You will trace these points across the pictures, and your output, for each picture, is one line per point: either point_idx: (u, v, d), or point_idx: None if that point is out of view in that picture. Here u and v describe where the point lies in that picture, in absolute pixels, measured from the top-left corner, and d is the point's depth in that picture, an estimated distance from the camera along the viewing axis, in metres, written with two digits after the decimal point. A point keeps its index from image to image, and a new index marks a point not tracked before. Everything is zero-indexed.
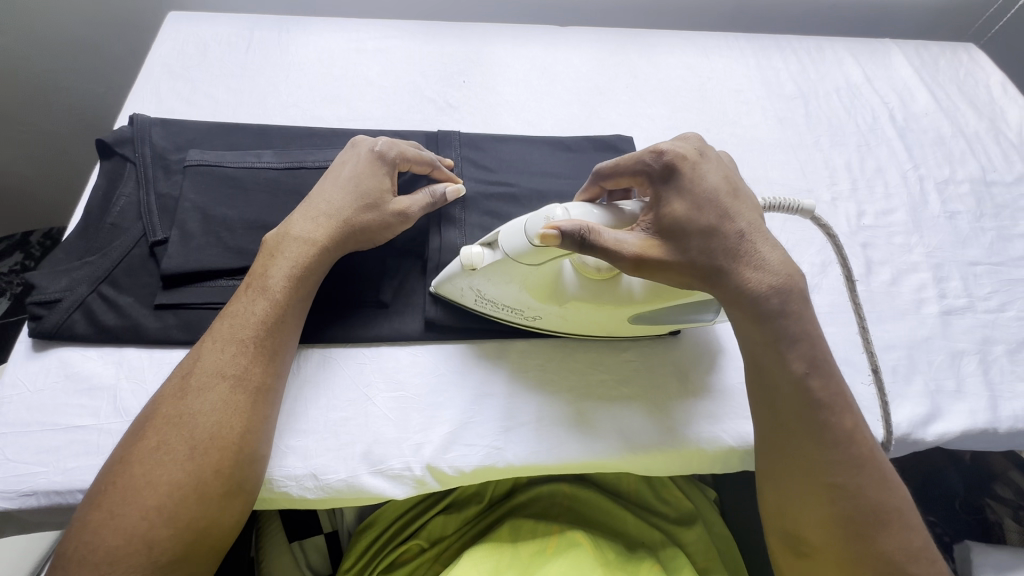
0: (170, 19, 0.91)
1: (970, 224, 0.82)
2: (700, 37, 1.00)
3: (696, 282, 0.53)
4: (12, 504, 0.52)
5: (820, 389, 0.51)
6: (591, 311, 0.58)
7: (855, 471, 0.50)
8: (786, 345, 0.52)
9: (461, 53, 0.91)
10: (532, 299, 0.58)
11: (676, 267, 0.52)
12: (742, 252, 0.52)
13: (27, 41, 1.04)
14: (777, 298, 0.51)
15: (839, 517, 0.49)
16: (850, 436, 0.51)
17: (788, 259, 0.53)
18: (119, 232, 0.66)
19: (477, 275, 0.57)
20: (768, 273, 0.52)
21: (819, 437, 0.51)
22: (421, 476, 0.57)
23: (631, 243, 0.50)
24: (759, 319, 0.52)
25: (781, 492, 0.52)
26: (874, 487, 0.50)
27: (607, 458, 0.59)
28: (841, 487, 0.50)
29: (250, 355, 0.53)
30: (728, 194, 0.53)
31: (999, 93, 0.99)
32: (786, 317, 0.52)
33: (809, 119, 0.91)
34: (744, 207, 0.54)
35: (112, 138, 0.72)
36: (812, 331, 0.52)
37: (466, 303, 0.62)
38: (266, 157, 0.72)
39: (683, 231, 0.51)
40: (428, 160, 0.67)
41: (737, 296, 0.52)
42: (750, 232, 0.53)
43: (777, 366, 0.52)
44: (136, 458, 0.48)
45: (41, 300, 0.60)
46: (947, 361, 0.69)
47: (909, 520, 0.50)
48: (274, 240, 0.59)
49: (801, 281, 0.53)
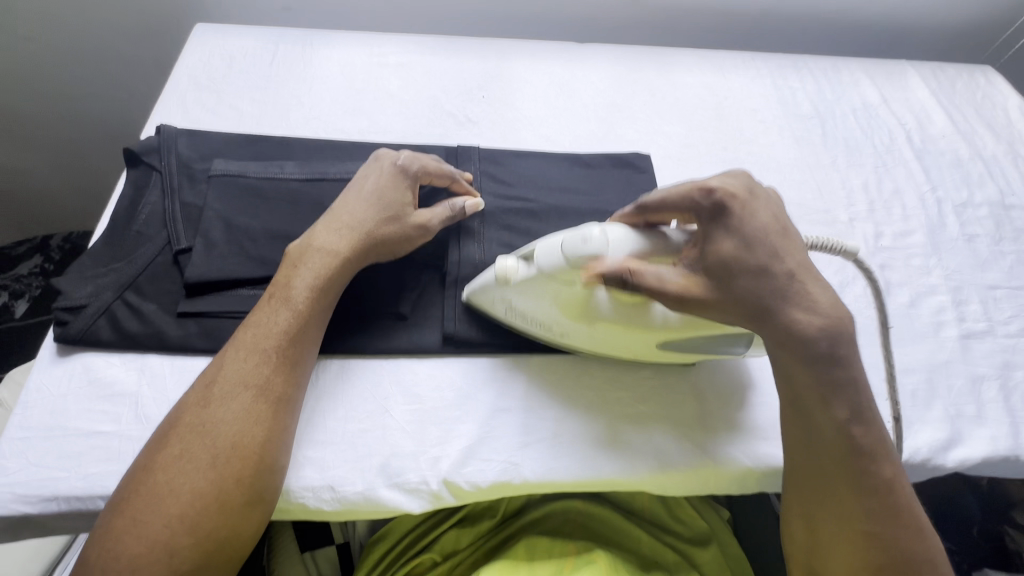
0: (197, 32, 0.93)
1: (988, 247, 0.82)
2: (717, 55, 1.01)
3: (742, 319, 0.52)
4: (33, 509, 0.52)
5: (861, 439, 0.51)
6: (620, 334, 0.58)
7: (893, 520, 0.50)
8: (831, 394, 0.51)
9: (481, 69, 0.93)
10: (562, 315, 0.58)
11: (718, 304, 0.52)
12: (790, 292, 0.51)
13: (56, 51, 1.07)
14: (824, 342, 0.50)
15: (871, 565, 0.49)
16: (891, 485, 0.51)
17: (838, 302, 0.52)
18: (144, 240, 0.67)
19: (511, 288, 0.58)
20: (818, 315, 0.51)
21: (859, 484, 0.50)
22: (437, 490, 0.57)
23: (672, 281, 0.51)
24: (805, 362, 0.51)
25: (814, 531, 0.52)
26: (909, 535, 0.50)
27: (622, 476, 0.59)
28: (877, 536, 0.50)
29: (272, 365, 0.53)
30: (777, 232, 0.53)
31: (1017, 116, 0.99)
32: (833, 361, 0.51)
33: (826, 139, 0.92)
34: (793, 246, 0.54)
35: (139, 147, 0.73)
36: (858, 377, 0.52)
37: (498, 314, 0.63)
38: (289, 169, 0.74)
39: (731, 270, 0.51)
40: (447, 173, 0.68)
41: (781, 336, 0.51)
42: (799, 271, 0.52)
43: (818, 411, 0.51)
44: (159, 466, 0.48)
45: (67, 306, 0.61)
46: (967, 386, 0.68)
47: (942, 573, 0.50)
48: (298, 250, 0.60)
49: (851, 325, 0.52)
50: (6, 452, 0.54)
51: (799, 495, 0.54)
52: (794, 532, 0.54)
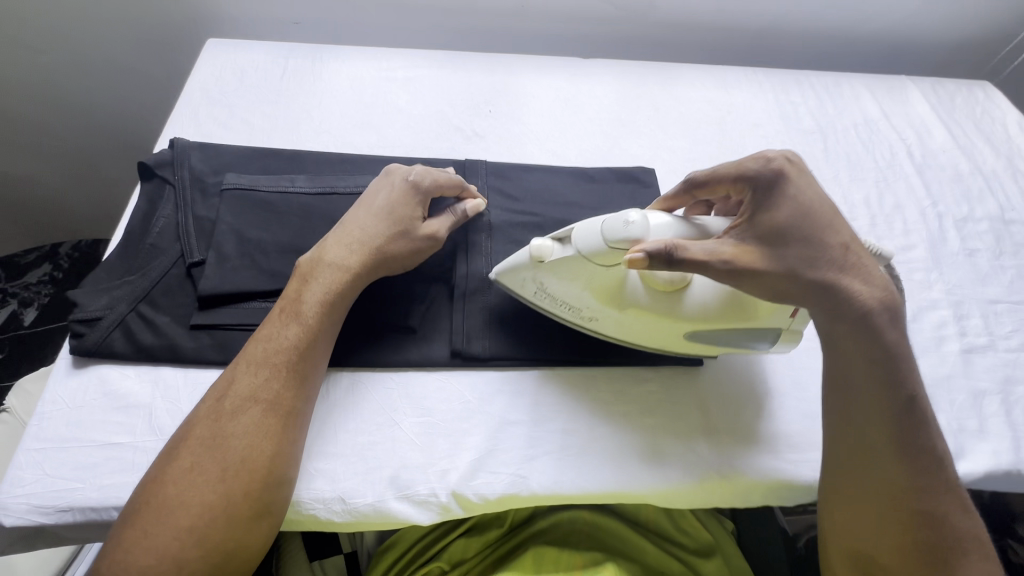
0: (208, 46, 0.94)
1: (989, 262, 0.83)
2: (720, 70, 1.03)
3: (799, 290, 0.53)
4: (49, 519, 0.53)
5: (922, 415, 0.53)
6: (648, 321, 0.59)
7: (940, 500, 0.52)
8: (893, 369, 0.53)
9: (488, 83, 0.94)
10: (592, 298, 0.60)
11: (774, 274, 0.52)
12: (847, 263, 0.54)
13: (70, 63, 1.09)
14: (884, 315, 0.53)
15: (922, 543, 0.51)
16: (943, 462, 0.53)
17: (886, 278, 0.55)
18: (157, 253, 0.69)
19: (545, 269, 0.59)
20: (873, 289, 0.53)
21: (913, 462, 0.52)
22: (446, 503, 0.57)
23: (722, 253, 0.52)
24: (868, 334, 0.53)
25: (861, 516, 0.53)
26: (957, 512, 0.52)
27: (630, 489, 0.59)
28: (930, 514, 0.51)
29: (281, 379, 0.54)
30: (832, 208, 0.55)
31: (1016, 131, 1.00)
32: (890, 334, 0.53)
33: (827, 154, 0.93)
34: (844, 222, 0.56)
35: (153, 161, 0.75)
36: (909, 353, 0.54)
37: (527, 294, 0.64)
38: (300, 182, 0.75)
39: (784, 239, 0.53)
40: (458, 183, 0.68)
41: (845, 307, 0.53)
42: (851, 248, 0.54)
43: (885, 387, 0.53)
44: (170, 478, 0.49)
45: (82, 318, 0.62)
46: (969, 401, 0.69)
47: (987, 548, 0.52)
48: (308, 265, 0.61)
49: (900, 302, 0.55)
50: (23, 463, 0.55)
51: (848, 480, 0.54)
52: (836, 518, 0.55)
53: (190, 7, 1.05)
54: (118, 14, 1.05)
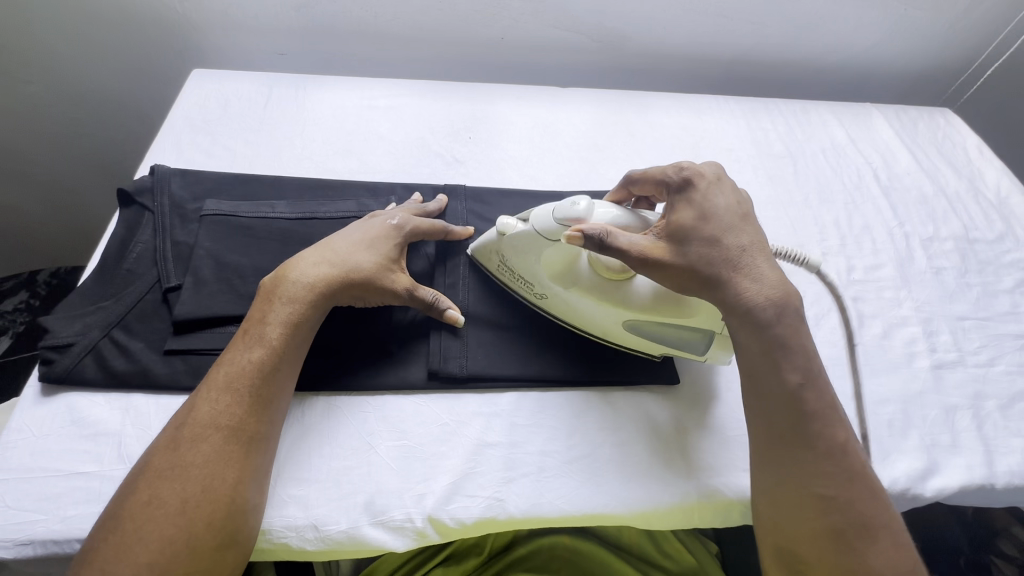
0: (193, 76, 0.96)
1: (955, 280, 0.85)
2: (694, 99, 1.06)
3: (695, 287, 0.57)
4: (8, 553, 0.51)
5: (811, 401, 0.54)
6: (595, 304, 0.64)
7: (846, 489, 0.52)
8: (782, 358, 0.54)
9: (468, 111, 0.97)
10: (544, 273, 0.65)
11: (676, 270, 0.57)
12: (741, 264, 0.57)
13: (58, 92, 1.10)
14: (774, 311, 0.55)
15: (831, 529, 0.51)
16: (847, 448, 0.53)
17: (785, 279, 0.57)
18: (133, 278, 0.68)
19: (506, 241, 0.66)
20: (765, 288, 0.56)
21: (812, 448, 0.53)
22: (422, 528, 0.56)
23: (640, 243, 0.57)
24: (756, 325, 0.55)
25: (778, 504, 0.53)
26: (864, 498, 0.52)
27: (609, 510, 0.59)
28: (834, 501, 0.51)
29: (244, 405, 0.52)
30: (734, 215, 0.59)
31: (976, 155, 1.05)
32: (783, 328, 0.55)
33: (797, 177, 0.96)
34: (749, 227, 0.59)
35: (132, 188, 0.75)
36: (807, 345, 0.55)
37: (492, 266, 0.70)
38: (280, 208, 0.76)
39: (686, 237, 0.57)
40: (440, 229, 0.71)
41: (730, 303, 0.56)
42: (749, 250, 0.58)
43: (772, 375, 0.55)
44: (128, 513, 0.46)
45: (53, 344, 0.61)
46: (941, 416, 0.70)
47: (899, 538, 0.52)
48: (273, 284, 0.60)
49: (798, 300, 0.56)
50: None
51: (761, 466, 0.55)
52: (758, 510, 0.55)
53: (177, 38, 1.08)
54: (105, 44, 1.07)
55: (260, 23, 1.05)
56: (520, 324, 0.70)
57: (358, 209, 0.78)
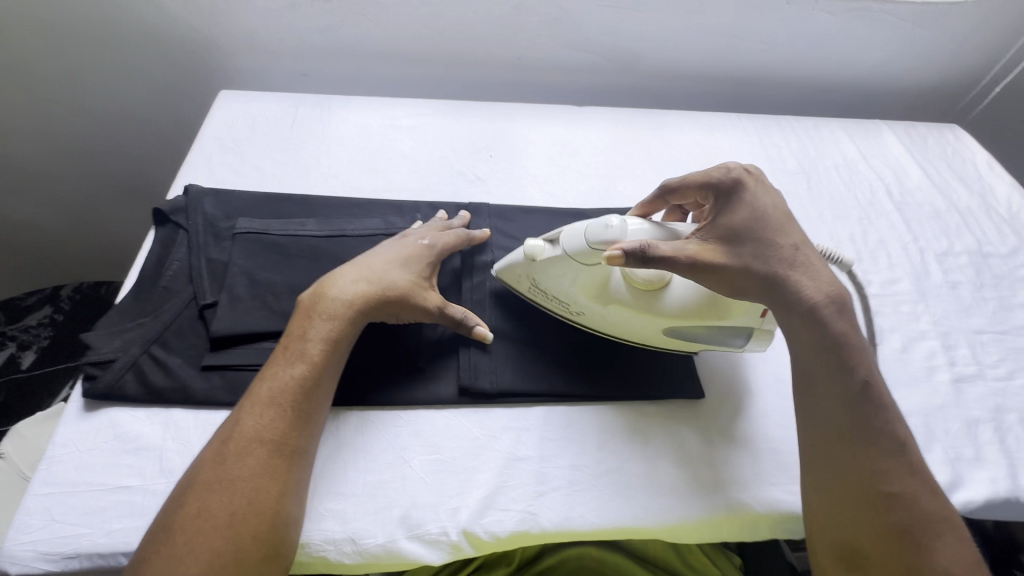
0: (221, 97, 0.99)
1: (971, 294, 0.87)
2: (707, 117, 1.09)
3: (753, 286, 0.60)
4: (56, 567, 0.52)
5: (876, 393, 0.56)
6: (630, 316, 0.65)
7: (909, 483, 0.53)
8: (843, 353, 0.56)
9: (488, 130, 0.99)
10: (579, 294, 0.66)
11: (731, 272, 0.59)
12: (795, 263, 0.60)
13: (84, 114, 1.14)
14: (832, 309, 0.58)
15: (898, 526, 0.51)
16: (908, 443, 0.54)
17: (835, 276, 0.61)
18: (170, 295, 0.70)
19: (536, 266, 0.66)
20: (823, 288, 0.59)
21: (877, 442, 0.54)
22: (457, 541, 0.57)
23: (691, 249, 0.59)
24: (816, 320, 0.57)
25: (841, 504, 0.53)
26: (926, 494, 0.53)
27: (639, 524, 0.60)
28: (899, 496, 0.52)
29: (287, 419, 0.54)
30: (783, 216, 0.62)
31: (986, 170, 1.06)
32: (841, 324, 0.58)
33: (811, 193, 0.98)
34: (795, 228, 0.63)
35: (167, 207, 0.77)
36: (861, 339, 0.58)
37: (522, 289, 0.70)
38: (310, 226, 0.78)
39: (741, 239, 0.60)
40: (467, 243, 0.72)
41: (789, 301, 0.59)
42: (801, 251, 0.61)
43: (840, 371, 0.56)
44: (177, 525, 0.48)
45: (95, 360, 0.63)
46: (963, 429, 0.71)
47: (961, 533, 0.52)
48: (311, 301, 0.61)
49: (849, 296, 0.60)
50: (30, 509, 0.55)
51: (823, 464, 0.55)
52: (820, 512, 0.54)
53: (203, 61, 1.11)
54: (134, 67, 1.10)
55: (284, 46, 1.08)
56: (546, 339, 0.71)
57: (385, 227, 0.80)
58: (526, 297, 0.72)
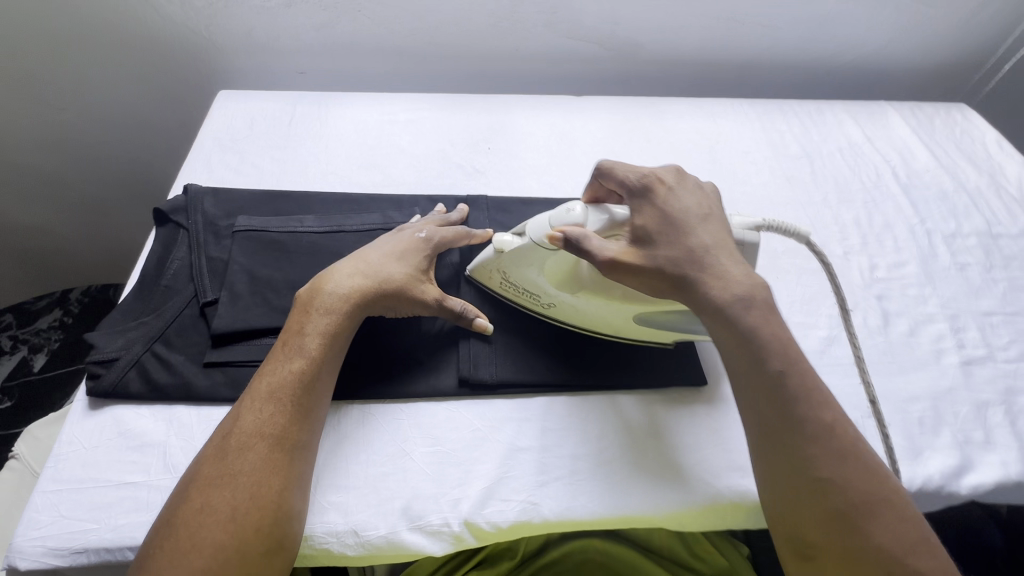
0: (219, 97, 1.00)
1: (981, 275, 0.85)
2: (708, 103, 1.07)
3: (666, 287, 0.58)
4: (64, 561, 0.53)
5: (794, 386, 0.54)
6: (600, 304, 0.65)
7: (841, 468, 0.51)
8: (759, 350, 0.54)
9: (486, 122, 0.99)
10: (548, 283, 0.66)
11: (645, 274, 0.58)
12: (707, 263, 0.58)
13: (86, 117, 1.15)
14: (741, 306, 0.56)
15: (834, 510, 0.50)
16: (836, 429, 0.53)
17: (753, 275, 0.58)
18: (172, 294, 0.71)
19: (505, 259, 0.66)
20: (732, 283, 0.57)
21: (801, 431, 0.52)
22: (459, 532, 0.57)
23: (610, 249, 0.58)
24: (725, 319, 0.56)
25: (781, 494, 0.52)
26: (861, 477, 0.51)
27: (642, 513, 0.60)
28: (830, 481, 0.51)
29: (287, 413, 0.54)
30: (697, 217, 0.61)
31: (996, 149, 1.04)
32: (754, 320, 0.55)
33: (815, 177, 0.97)
34: (711, 228, 0.60)
35: (167, 207, 0.78)
36: (783, 335, 0.55)
37: (494, 285, 0.71)
38: (308, 223, 0.78)
39: (651, 241, 0.59)
40: (465, 236, 0.72)
41: (700, 301, 0.57)
42: (714, 249, 0.59)
43: (753, 367, 0.55)
44: (180, 520, 0.48)
45: (99, 359, 0.64)
46: (972, 412, 0.70)
47: (904, 511, 0.51)
48: (308, 296, 0.62)
49: (768, 294, 0.57)
50: (39, 505, 0.56)
51: (759, 453, 0.54)
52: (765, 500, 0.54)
53: (203, 61, 1.11)
54: (134, 70, 1.10)
55: (282, 44, 1.08)
56: (546, 330, 0.71)
57: (383, 221, 0.80)
58: (497, 295, 0.72)
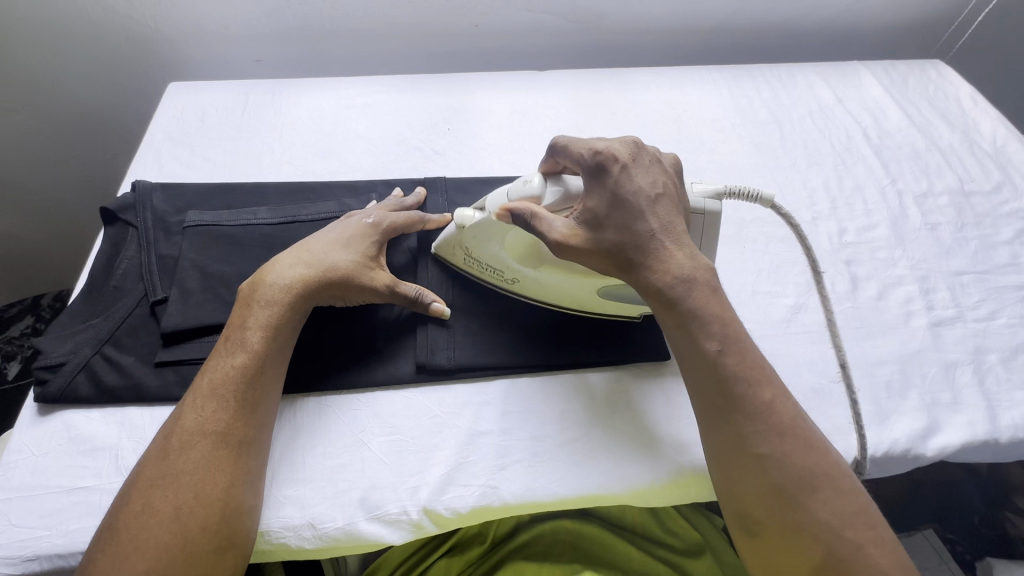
0: (170, 90, 0.97)
1: (952, 235, 0.83)
2: (675, 72, 1.04)
3: (612, 268, 0.57)
4: (16, 570, 0.53)
5: (733, 364, 0.53)
6: (563, 278, 0.64)
7: (780, 446, 0.50)
8: (697, 329, 0.54)
9: (445, 102, 0.96)
10: (511, 257, 0.64)
11: (592, 254, 0.57)
12: (653, 248, 0.56)
13: (40, 116, 1.11)
14: (683, 288, 0.55)
15: (773, 487, 0.50)
16: (774, 406, 0.52)
17: (698, 256, 0.57)
18: (122, 294, 0.69)
19: (465, 234, 0.64)
20: (676, 266, 0.55)
21: (739, 410, 0.52)
22: (418, 520, 0.57)
23: (557, 230, 0.56)
24: (665, 302, 0.55)
25: (724, 472, 0.52)
26: (799, 452, 0.50)
27: (605, 491, 0.59)
28: (770, 458, 0.50)
29: (231, 410, 0.54)
30: (649, 198, 0.57)
31: (970, 105, 1.02)
32: (694, 302, 0.54)
33: (784, 143, 0.94)
34: (663, 210, 0.57)
35: (115, 206, 0.76)
36: (723, 314, 0.54)
37: (458, 262, 0.69)
38: (261, 214, 0.76)
39: (600, 223, 0.56)
40: (417, 219, 0.70)
41: (642, 283, 0.56)
42: (661, 232, 0.56)
43: (691, 347, 0.54)
44: (123, 524, 0.48)
45: (46, 364, 0.62)
46: (941, 373, 0.69)
47: (843, 485, 0.50)
48: (250, 289, 0.61)
49: (710, 277, 0.56)
50: None
51: (704, 433, 0.54)
52: (713, 476, 0.54)
53: (155, 53, 1.08)
54: (84, 64, 1.07)
55: (233, 31, 1.05)
56: (507, 312, 0.69)
57: (338, 209, 0.78)
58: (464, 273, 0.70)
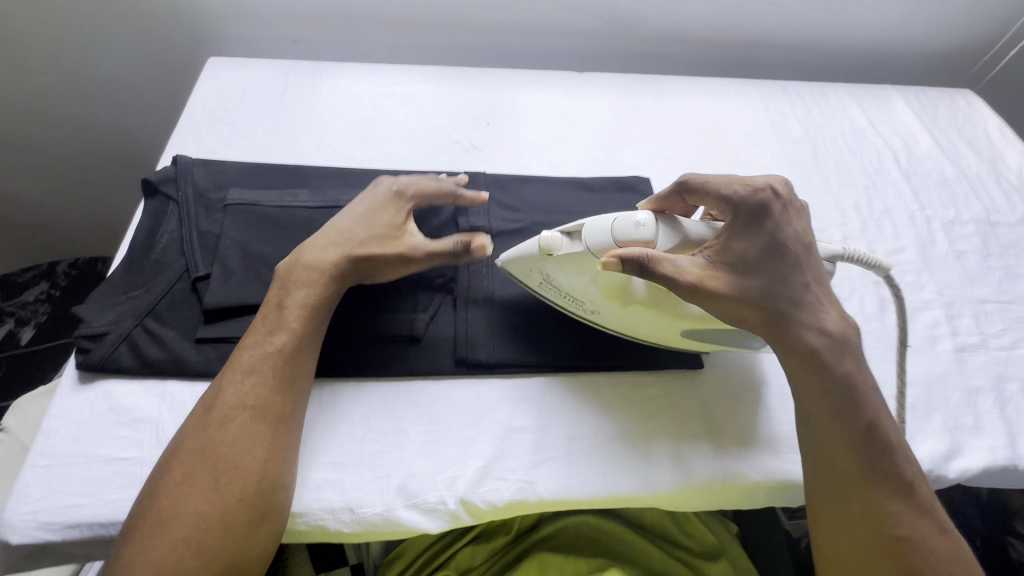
0: (209, 65, 0.96)
1: (977, 263, 0.85)
2: (711, 83, 1.05)
3: (759, 319, 0.58)
4: (56, 536, 0.53)
5: (885, 436, 0.55)
6: (648, 318, 0.62)
7: (915, 526, 0.52)
8: (849, 402, 0.56)
9: (485, 97, 0.96)
10: (598, 293, 0.61)
11: (736, 302, 0.56)
12: (806, 304, 0.58)
13: (69, 82, 1.10)
14: (838, 353, 0.57)
15: (907, 566, 0.51)
16: (914, 484, 0.54)
17: (844, 318, 0.60)
18: (162, 268, 0.69)
19: (552, 262, 0.60)
20: (827, 329, 0.58)
21: (882, 484, 0.53)
22: (455, 510, 0.58)
23: (690, 271, 0.55)
24: (819, 364, 0.57)
25: (854, 545, 0.52)
26: (930, 534, 0.52)
27: (636, 492, 0.60)
28: (908, 539, 0.52)
29: (267, 386, 0.55)
30: (799, 249, 0.59)
31: (997, 136, 1.04)
32: (845, 367, 0.57)
33: (817, 161, 0.96)
34: (811, 264, 0.60)
35: (156, 178, 0.76)
36: (868, 382, 0.57)
37: (531, 283, 0.65)
38: (303, 197, 0.76)
39: (747, 268, 0.57)
40: (447, 190, 0.69)
41: (791, 343, 0.57)
42: (811, 289, 0.59)
43: (840, 420, 0.55)
44: (162, 492, 0.49)
45: (87, 333, 0.62)
46: (963, 399, 0.71)
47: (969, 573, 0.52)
48: (286, 269, 0.62)
49: (855, 341, 0.59)
50: (29, 480, 0.55)
51: (830, 505, 0.54)
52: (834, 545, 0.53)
53: (190, 26, 1.07)
54: (117, 30, 1.06)
55: (273, 11, 1.04)
56: (547, 311, 0.70)
57: None
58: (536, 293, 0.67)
